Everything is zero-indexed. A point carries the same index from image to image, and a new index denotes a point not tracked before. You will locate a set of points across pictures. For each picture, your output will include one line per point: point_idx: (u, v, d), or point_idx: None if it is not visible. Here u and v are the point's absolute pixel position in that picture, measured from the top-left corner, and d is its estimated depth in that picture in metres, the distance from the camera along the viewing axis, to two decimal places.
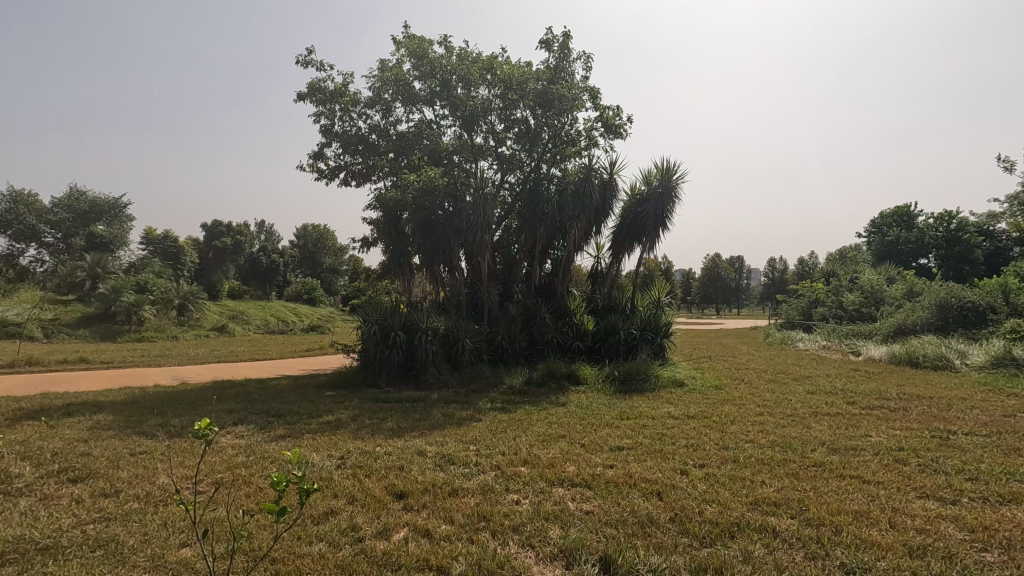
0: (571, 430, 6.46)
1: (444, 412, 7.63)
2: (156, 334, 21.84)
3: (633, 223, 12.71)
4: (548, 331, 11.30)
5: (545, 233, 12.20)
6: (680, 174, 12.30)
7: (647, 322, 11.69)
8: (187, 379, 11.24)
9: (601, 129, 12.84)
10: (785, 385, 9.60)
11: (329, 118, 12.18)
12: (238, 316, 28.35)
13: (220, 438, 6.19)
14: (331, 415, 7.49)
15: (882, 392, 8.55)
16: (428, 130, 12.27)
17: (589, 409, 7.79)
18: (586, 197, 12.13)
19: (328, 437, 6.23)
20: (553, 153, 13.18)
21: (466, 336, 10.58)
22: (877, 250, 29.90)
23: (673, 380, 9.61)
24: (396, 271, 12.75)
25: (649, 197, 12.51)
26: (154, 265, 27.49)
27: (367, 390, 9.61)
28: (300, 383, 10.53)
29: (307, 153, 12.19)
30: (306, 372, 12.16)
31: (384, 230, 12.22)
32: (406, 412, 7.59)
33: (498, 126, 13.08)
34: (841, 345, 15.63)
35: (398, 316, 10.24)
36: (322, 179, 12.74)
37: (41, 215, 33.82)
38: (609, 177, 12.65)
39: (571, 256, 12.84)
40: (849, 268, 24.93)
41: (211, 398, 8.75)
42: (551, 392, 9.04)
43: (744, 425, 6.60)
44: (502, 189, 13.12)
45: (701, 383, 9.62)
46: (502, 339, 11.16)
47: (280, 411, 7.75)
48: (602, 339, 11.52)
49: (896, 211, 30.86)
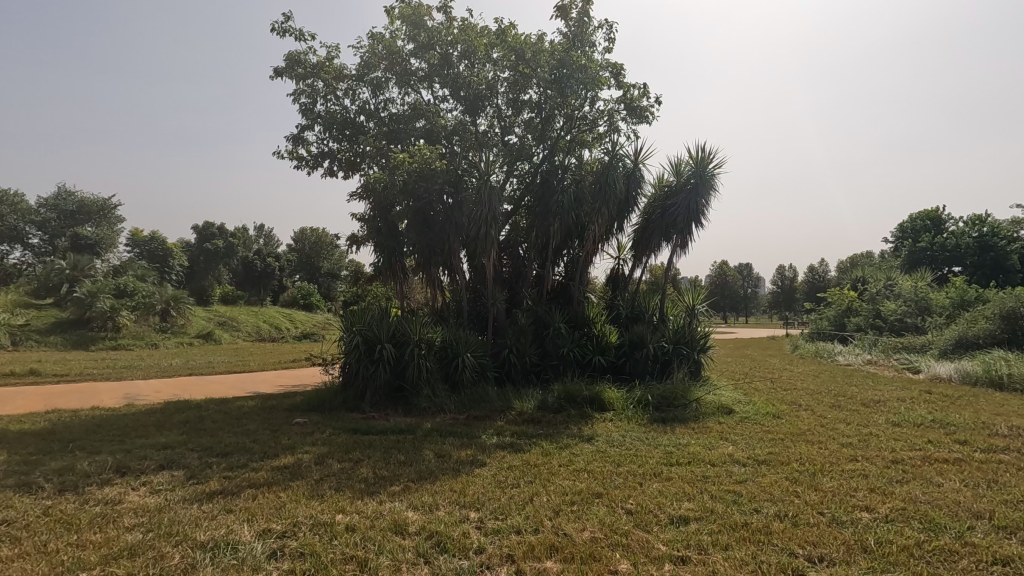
0: (609, 486, 4.75)
1: (438, 451, 5.94)
2: (134, 342, 20.25)
3: (662, 220, 11.06)
4: (564, 343, 9.55)
5: (559, 229, 10.54)
6: (715, 163, 10.55)
7: (679, 333, 9.94)
8: (137, 398, 9.57)
9: (624, 112, 11.14)
10: (858, 413, 7.86)
11: (311, 97, 10.57)
12: (228, 322, 26.71)
13: (125, 497, 4.50)
14: (292, 455, 5.80)
15: (991, 427, 6.81)
16: (425, 109, 10.67)
17: (625, 449, 6.06)
18: (608, 188, 10.44)
19: (274, 495, 4.53)
20: (568, 139, 11.53)
21: (467, 349, 8.87)
22: (905, 257, 28.09)
23: (719, 406, 7.90)
24: (387, 273, 11.08)
25: (679, 191, 10.82)
26: (137, 266, 25.92)
27: (346, 415, 7.94)
28: (269, 405, 8.86)
29: (285, 137, 10.55)
30: (282, 389, 10.48)
31: (374, 225, 10.61)
32: (389, 452, 5.90)
33: (505, 108, 11.46)
34: (891, 360, 13.87)
35: (386, 324, 8.57)
36: (304, 167, 11.14)
37: (25, 215, 32.44)
38: (634, 166, 10.99)
39: (589, 257, 11.13)
40: (881, 274, 23.11)
41: (153, 427, 7.09)
42: (573, 422, 7.32)
43: (843, 478, 4.87)
44: (510, 181, 11.45)
45: (754, 411, 7.88)
46: (511, 353, 9.44)
47: (229, 448, 6.08)
48: (628, 354, 9.77)
49: (926, 215, 29.06)
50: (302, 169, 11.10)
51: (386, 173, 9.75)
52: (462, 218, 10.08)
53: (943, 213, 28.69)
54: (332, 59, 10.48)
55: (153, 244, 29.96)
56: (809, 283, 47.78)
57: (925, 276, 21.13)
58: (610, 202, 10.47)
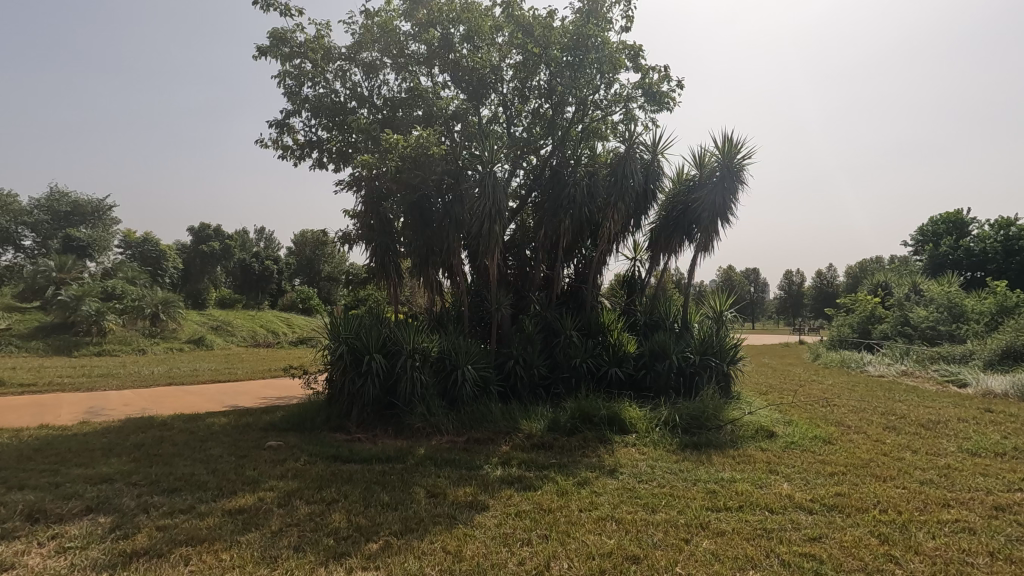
0: (648, 546, 3.71)
1: (431, 488, 4.90)
2: (120, 347, 19.29)
3: (684, 217, 10.01)
4: (577, 353, 8.52)
5: (570, 227, 9.53)
6: (744, 154, 9.49)
7: (706, 343, 8.83)
8: (100, 414, 8.57)
9: (642, 98, 10.13)
10: (922, 437, 6.79)
11: (298, 80, 9.57)
12: (222, 326, 25.72)
13: (20, 560, 3.47)
14: (251, 492, 4.77)
15: None
16: (423, 91, 9.69)
17: (658, 486, 5.02)
18: (626, 180, 9.43)
19: (212, 558, 3.49)
20: (580, 129, 10.52)
21: (467, 360, 7.83)
22: (926, 260, 26.88)
23: (759, 429, 6.85)
24: (379, 275, 10.03)
25: (704, 185, 9.78)
26: (128, 269, 24.93)
27: (328, 437, 6.91)
28: (244, 423, 7.82)
29: (267, 122, 9.54)
30: (262, 404, 9.45)
31: (364, 221, 9.58)
32: (371, 489, 4.85)
33: (510, 96, 10.50)
34: (930, 371, 12.79)
35: (375, 332, 7.56)
36: (290, 158, 10.18)
37: (17, 216, 31.33)
38: (652, 158, 9.97)
39: (603, 257, 10.09)
40: (905, 278, 21.98)
41: (99, 452, 6.06)
42: (591, 448, 6.29)
43: (947, 537, 3.81)
44: (516, 173, 10.43)
45: (799, 434, 6.82)
46: (517, 365, 8.39)
47: (178, 482, 5.05)
48: (648, 365, 8.67)
49: (948, 216, 27.75)
50: (287, 159, 10.09)
51: (377, 159, 8.72)
52: (463, 213, 9.06)
53: (967, 215, 27.49)
54: (320, 37, 9.48)
55: (145, 245, 28.93)
56: (820, 288, 46.58)
57: (953, 280, 20.00)
58: (627, 195, 9.45)
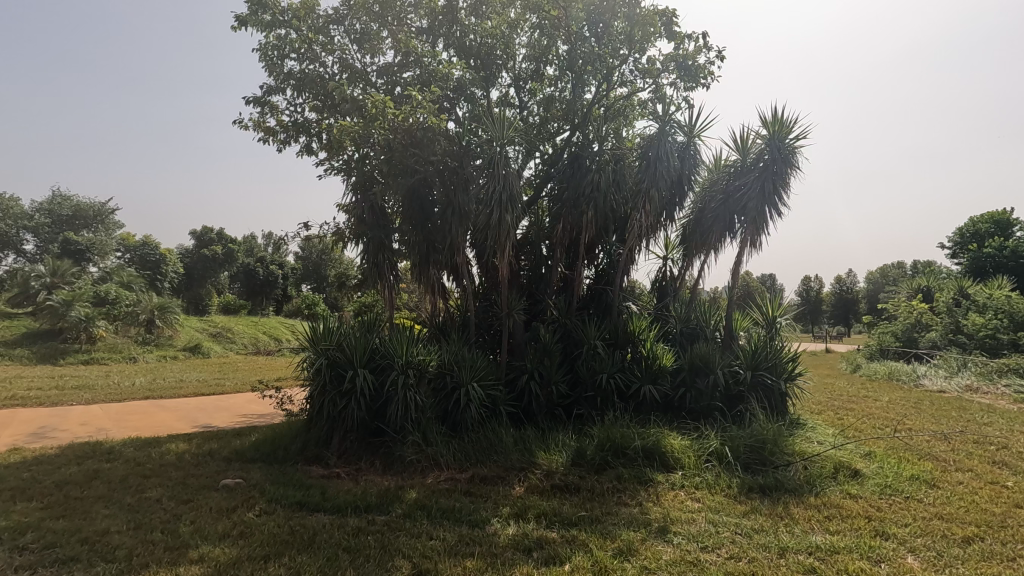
0: None
1: (420, 560, 3.57)
2: (109, 355, 18.18)
3: (725, 208, 8.66)
4: (603, 368, 7.17)
5: (592, 219, 8.20)
6: (797, 133, 8.09)
7: (758, 356, 7.38)
8: (44, 437, 7.33)
9: (675, 72, 8.79)
10: None
11: (280, 51, 8.38)
12: (222, 332, 24.60)
13: None
14: (171, 568, 3.46)
15: None
16: (420, 53, 8.33)
17: (733, 558, 3.65)
18: (658, 164, 8.08)
19: None
20: (602, 110, 9.19)
21: (472, 377, 6.51)
22: (966, 264, 25.11)
23: (839, 466, 5.45)
24: (373, 277, 8.71)
25: (747, 172, 8.44)
26: (125, 273, 24.00)
27: (300, 472, 5.62)
28: (206, 451, 6.54)
29: (245, 100, 8.32)
30: (238, 424, 8.19)
31: (355, 211, 8.29)
32: (336, 563, 3.53)
33: (524, 74, 9.30)
34: (1002, 386, 11.27)
35: (362, 343, 6.27)
36: (275, 142, 8.95)
37: (17, 220, 30.58)
38: (687, 139, 8.62)
39: (630, 254, 8.70)
40: (948, 282, 20.35)
41: (5, 495, 4.79)
42: (629, 491, 4.93)
43: None
44: (530, 159, 9.10)
45: (891, 473, 5.40)
46: (532, 381, 7.05)
47: (80, 547, 3.75)
48: (688, 383, 7.26)
49: (990, 217, 26.15)
50: (269, 144, 8.87)
51: (360, 125, 7.18)
52: (468, 202, 7.77)
53: (1010, 215, 25.78)
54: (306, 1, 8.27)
55: (145, 249, 27.99)
56: (842, 294, 44.75)
57: (1004, 283, 18.40)
58: (660, 182, 8.10)
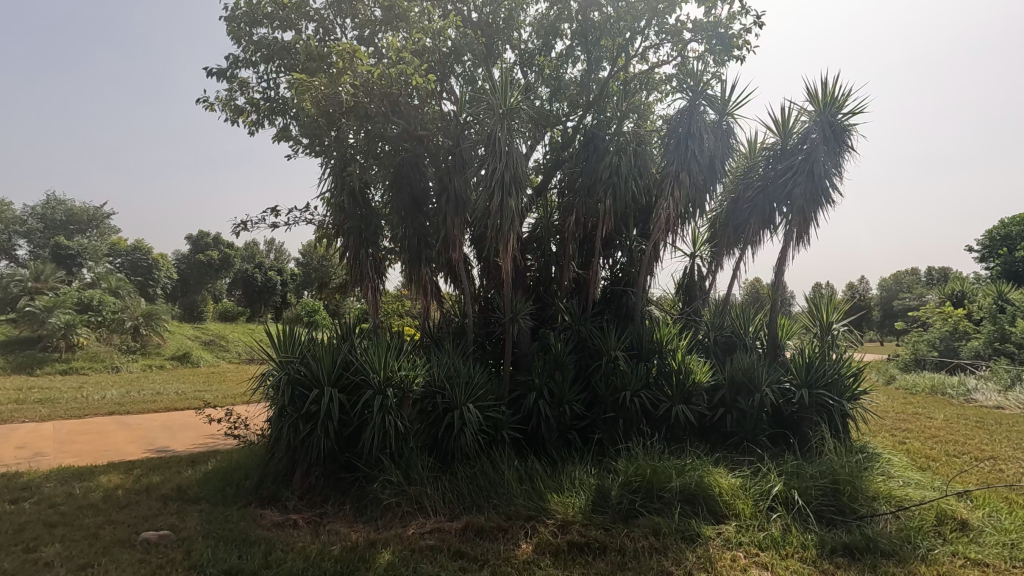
0: None
1: None
2: (88, 365, 17.07)
3: (764, 197, 7.47)
4: (626, 384, 5.96)
5: (609, 209, 7.01)
6: (851, 108, 6.91)
7: (813, 371, 6.15)
8: None
9: (705, 44, 7.63)
10: None
11: (251, 18, 7.31)
12: (215, 340, 23.52)
13: None
14: None
15: None
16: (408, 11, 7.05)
17: None
18: (688, 144, 6.91)
19: None
20: (620, 88, 8.04)
21: (467, 397, 5.31)
22: (998, 269, 23.68)
23: (942, 517, 4.21)
24: (356, 276, 7.51)
25: (790, 154, 7.26)
26: (115, 278, 22.95)
27: (247, 519, 4.42)
28: (145, 485, 5.38)
29: (206, 72, 7.23)
30: (197, 448, 7.01)
31: (335, 200, 7.11)
32: None
33: (532, 49, 8.22)
34: None
35: (331, 356, 5.08)
36: (244, 124, 7.84)
37: (10, 224, 29.64)
38: (719, 118, 7.43)
39: (654, 251, 7.50)
40: (984, 288, 18.98)
41: None
42: (675, 555, 3.70)
43: None
44: (537, 144, 7.94)
45: (1014, 525, 4.15)
46: (540, 401, 5.85)
47: None
48: (729, 402, 6.05)
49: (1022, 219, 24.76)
50: (239, 126, 7.76)
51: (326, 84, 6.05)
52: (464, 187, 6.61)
53: None
54: None
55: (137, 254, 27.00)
56: (857, 301, 43.26)
57: None
58: (689, 165, 6.93)
